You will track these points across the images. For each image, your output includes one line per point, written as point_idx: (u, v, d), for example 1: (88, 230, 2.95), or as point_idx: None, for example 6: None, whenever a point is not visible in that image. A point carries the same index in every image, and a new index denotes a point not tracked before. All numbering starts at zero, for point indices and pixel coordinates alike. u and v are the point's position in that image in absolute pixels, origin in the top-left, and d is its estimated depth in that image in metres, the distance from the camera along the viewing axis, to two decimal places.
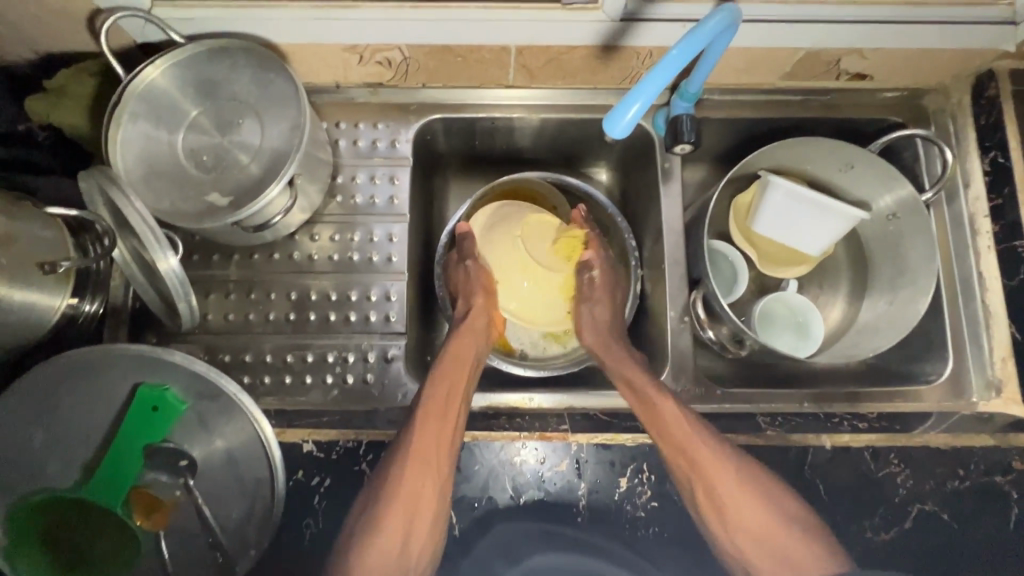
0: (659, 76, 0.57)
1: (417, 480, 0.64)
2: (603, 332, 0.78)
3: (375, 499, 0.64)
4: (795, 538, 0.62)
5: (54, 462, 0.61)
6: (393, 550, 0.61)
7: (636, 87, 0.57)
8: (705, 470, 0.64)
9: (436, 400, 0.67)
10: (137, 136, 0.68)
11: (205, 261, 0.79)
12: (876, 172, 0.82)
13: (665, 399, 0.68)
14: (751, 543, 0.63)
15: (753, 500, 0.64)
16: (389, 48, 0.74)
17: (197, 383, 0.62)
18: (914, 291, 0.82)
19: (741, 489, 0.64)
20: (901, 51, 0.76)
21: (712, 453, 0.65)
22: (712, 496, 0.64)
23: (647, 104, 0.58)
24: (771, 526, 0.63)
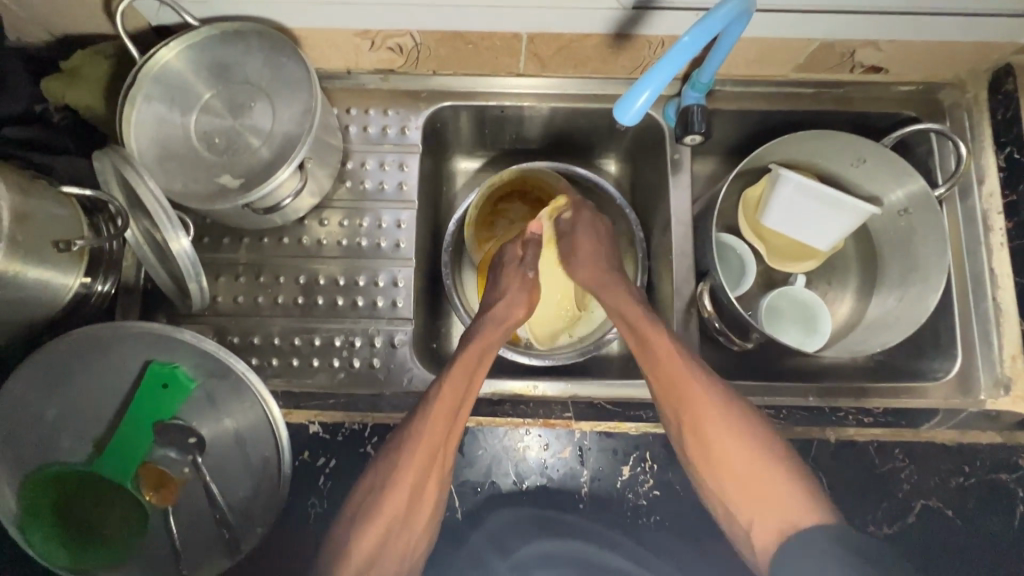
0: (671, 63, 0.56)
1: (423, 466, 0.63)
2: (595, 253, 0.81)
3: (378, 479, 0.64)
4: (777, 480, 0.62)
5: (66, 436, 0.62)
6: (393, 528, 0.62)
7: (647, 74, 0.57)
8: (692, 410, 0.65)
9: (454, 394, 0.67)
10: (150, 118, 0.69)
11: (216, 244, 0.80)
12: (888, 167, 0.81)
13: (660, 338, 0.69)
14: (732, 483, 0.63)
15: (744, 449, 0.64)
16: (401, 34, 0.74)
17: (207, 361, 0.62)
18: (923, 287, 0.81)
19: (724, 431, 0.65)
20: (917, 43, 0.75)
21: (705, 396, 0.66)
22: (697, 436, 0.65)
23: (657, 93, 0.58)
24: (754, 467, 0.63)
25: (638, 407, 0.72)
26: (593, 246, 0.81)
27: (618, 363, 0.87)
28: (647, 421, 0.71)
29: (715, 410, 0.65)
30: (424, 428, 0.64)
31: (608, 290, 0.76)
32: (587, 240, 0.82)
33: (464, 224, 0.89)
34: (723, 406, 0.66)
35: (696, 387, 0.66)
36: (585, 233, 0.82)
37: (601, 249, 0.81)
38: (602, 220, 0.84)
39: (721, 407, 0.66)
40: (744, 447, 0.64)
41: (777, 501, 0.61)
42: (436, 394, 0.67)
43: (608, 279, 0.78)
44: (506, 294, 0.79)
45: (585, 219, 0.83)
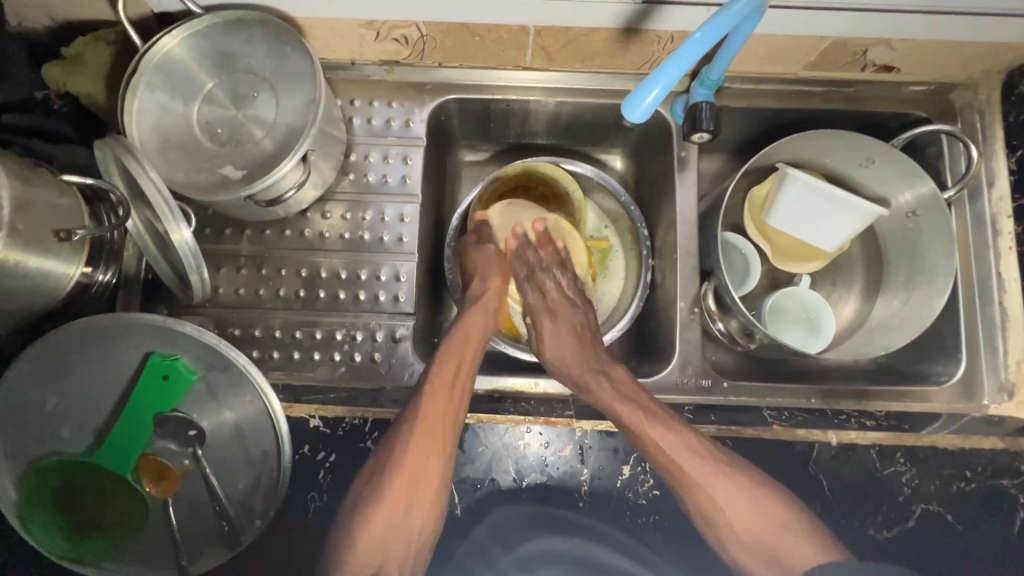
0: (681, 60, 0.55)
1: (419, 451, 0.65)
2: (563, 359, 0.73)
3: (379, 465, 0.66)
4: (785, 539, 0.62)
5: (66, 426, 0.62)
6: (396, 515, 0.64)
7: (656, 71, 0.56)
8: (696, 482, 0.64)
9: (444, 377, 0.68)
10: (152, 107, 0.68)
11: (217, 235, 0.79)
12: (898, 168, 0.80)
13: (652, 426, 0.65)
14: (743, 543, 0.64)
15: (762, 520, 0.63)
16: (406, 25, 0.73)
17: (207, 354, 0.62)
18: (930, 290, 0.80)
19: (728, 496, 0.64)
20: (931, 42, 0.74)
21: (716, 477, 0.64)
22: (706, 501, 0.64)
23: (667, 89, 0.57)
24: (763, 527, 0.63)
25: None
26: (564, 343, 0.75)
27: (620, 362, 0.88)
28: None
29: (728, 488, 0.64)
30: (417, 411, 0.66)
31: (591, 386, 0.70)
32: (559, 341, 0.75)
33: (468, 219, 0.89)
34: (725, 467, 0.65)
35: (696, 463, 0.64)
36: (553, 326, 0.77)
37: (575, 345, 0.75)
38: (568, 317, 0.78)
39: (724, 473, 0.64)
40: (752, 508, 0.63)
41: (786, 559, 0.62)
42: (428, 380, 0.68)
43: (588, 377, 0.71)
44: (475, 270, 0.81)
45: (544, 322, 0.79)
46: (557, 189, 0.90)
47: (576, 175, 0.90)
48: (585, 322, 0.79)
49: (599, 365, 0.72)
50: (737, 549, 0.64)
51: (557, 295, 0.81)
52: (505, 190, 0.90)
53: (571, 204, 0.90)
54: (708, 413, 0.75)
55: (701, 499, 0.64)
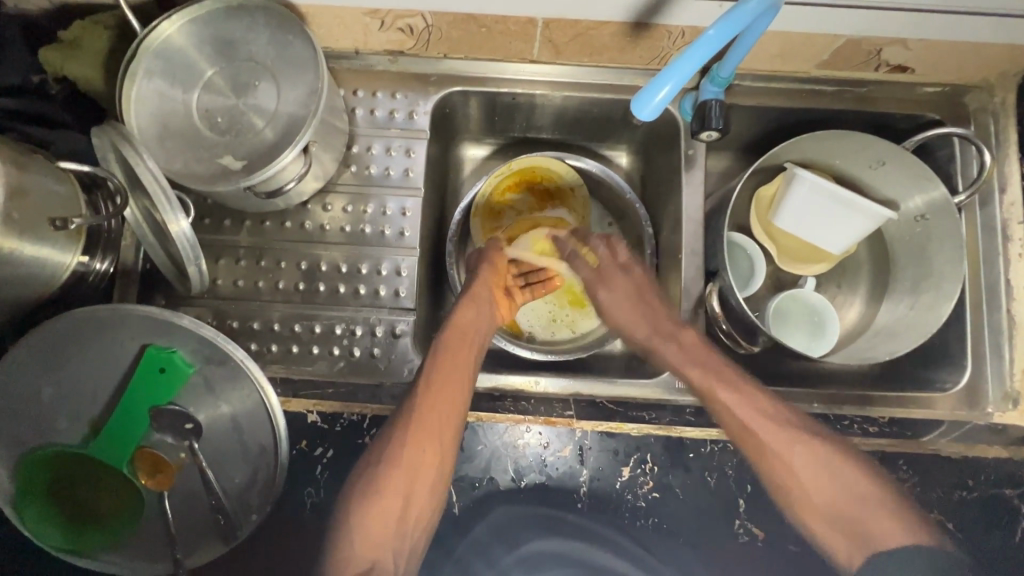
0: (698, 54, 0.52)
1: (414, 449, 0.65)
2: (639, 312, 0.79)
3: (372, 462, 0.66)
4: (865, 509, 0.62)
5: (62, 417, 0.61)
6: (394, 507, 0.65)
7: (671, 66, 0.53)
8: (771, 449, 0.66)
9: (437, 376, 0.68)
10: (150, 93, 0.66)
11: (216, 226, 0.78)
12: (908, 171, 0.79)
13: (721, 394, 0.70)
14: (823, 513, 0.64)
15: (835, 481, 0.64)
16: (412, 14, 0.71)
17: (203, 347, 0.61)
18: (938, 294, 0.79)
19: (805, 463, 0.65)
20: (947, 43, 0.72)
21: (792, 439, 0.67)
22: (785, 470, 0.66)
23: (680, 86, 0.54)
24: (842, 497, 0.64)
25: (642, 408, 0.72)
26: (625, 307, 0.81)
27: (621, 361, 0.87)
28: (648, 422, 0.70)
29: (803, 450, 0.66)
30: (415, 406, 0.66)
31: (662, 350, 0.75)
32: (620, 308, 0.81)
33: (472, 213, 0.89)
34: (802, 436, 0.67)
35: (770, 430, 0.67)
36: (610, 295, 0.83)
37: (639, 310, 0.80)
38: (634, 273, 0.83)
39: (798, 440, 0.66)
40: (829, 476, 0.65)
41: (869, 531, 0.61)
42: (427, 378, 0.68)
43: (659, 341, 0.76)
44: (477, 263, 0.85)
45: (610, 292, 0.83)
46: (561, 186, 0.90)
47: (580, 171, 0.90)
48: (644, 276, 0.83)
49: (667, 331, 0.76)
50: (819, 521, 0.65)
51: (608, 266, 0.84)
52: (508, 185, 0.89)
53: (575, 201, 0.91)
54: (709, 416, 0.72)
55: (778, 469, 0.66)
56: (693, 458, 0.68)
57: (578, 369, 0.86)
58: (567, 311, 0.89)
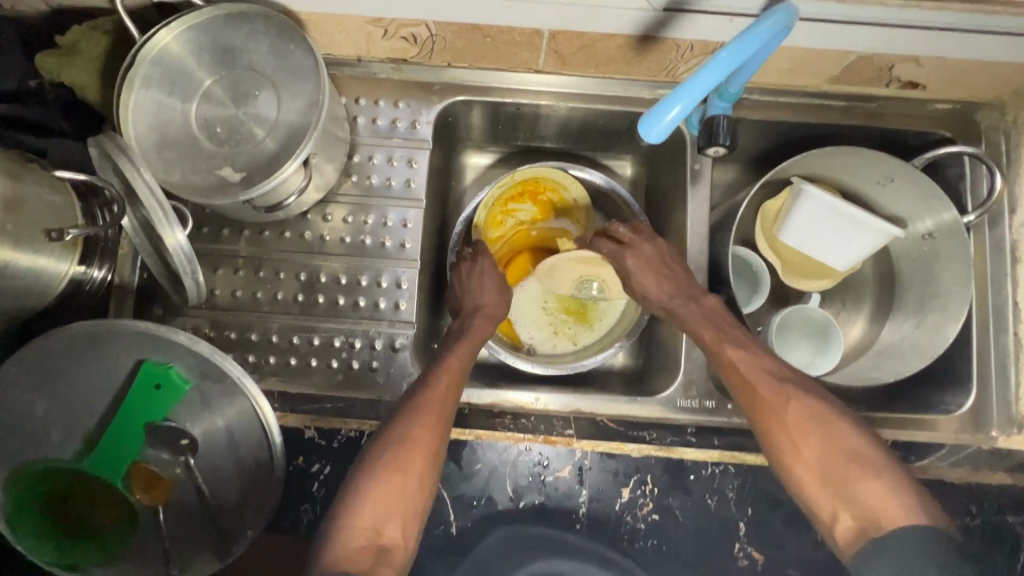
0: (705, 80, 0.51)
1: (429, 426, 0.63)
2: (664, 279, 0.76)
3: (384, 439, 0.62)
4: (858, 468, 0.59)
5: (56, 432, 0.61)
6: (400, 485, 0.60)
7: (677, 90, 0.52)
8: (772, 403, 0.64)
9: (452, 368, 0.69)
10: (149, 102, 0.65)
11: (215, 235, 0.77)
12: (917, 189, 0.78)
13: (728, 347, 0.68)
14: (820, 474, 0.60)
15: (832, 446, 0.61)
16: (416, 24, 0.70)
17: (199, 363, 0.60)
18: (943, 315, 0.78)
19: (804, 420, 0.62)
20: (960, 61, 0.71)
21: (794, 402, 0.63)
22: (779, 426, 0.63)
23: (689, 107, 0.52)
24: (835, 454, 0.60)
25: (643, 427, 0.70)
26: (653, 272, 0.77)
27: (621, 376, 0.87)
28: (650, 443, 0.69)
29: (803, 414, 0.63)
30: (428, 386, 0.66)
31: (681, 311, 0.74)
32: (649, 274, 0.77)
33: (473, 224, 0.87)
34: (795, 390, 0.65)
35: (769, 384, 0.65)
36: (637, 260, 0.77)
37: (664, 275, 0.76)
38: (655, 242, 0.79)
39: (796, 395, 0.64)
40: (825, 430, 0.61)
41: (859, 490, 0.57)
42: (445, 366, 0.69)
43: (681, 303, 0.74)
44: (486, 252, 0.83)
45: (634, 256, 0.78)
46: (564, 197, 0.89)
47: (582, 181, 0.89)
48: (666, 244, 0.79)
49: (689, 292, 0.75)
50: (811, 484, 0.61)
51: (633, 236, 0.80)
52: (511, 196, 0.88)
53: (580, 212, 0.89)
54: (711, 436, 0.70)
55: (774, 428, 0.63)
56: (693, 481, 0.68)
57: (578, 384, 0.85)
58: (570, 324, 0.88)
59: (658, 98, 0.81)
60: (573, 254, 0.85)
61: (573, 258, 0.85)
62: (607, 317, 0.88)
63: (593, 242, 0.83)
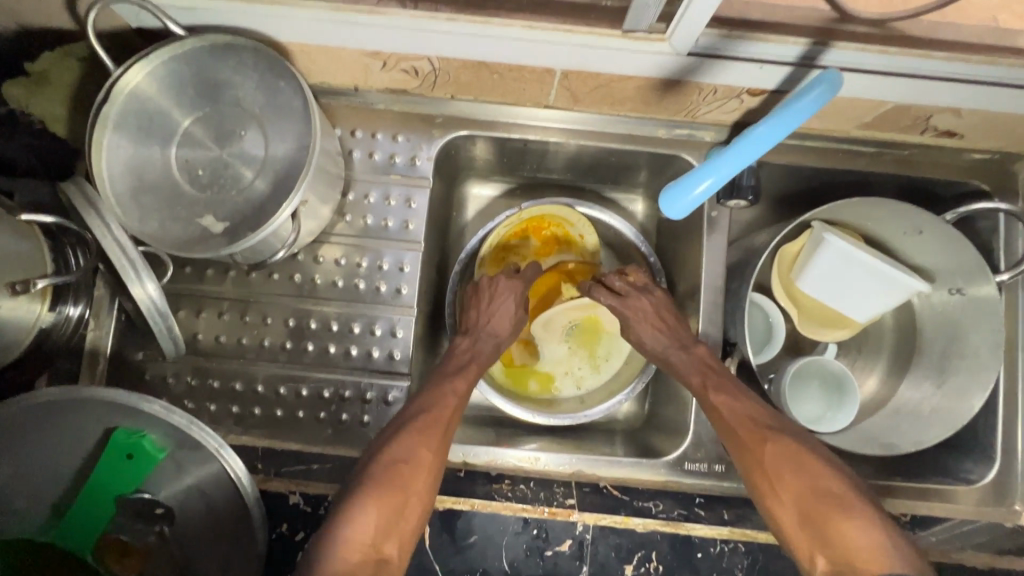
0: (737, 159, 0.53)
1: (432, 444, 0.60)
2: (665, 324, 0.73)
3: (386, 452, 0.59)
4: (836, 511, 0.55)
5: (21, 499, 0.56)
6: (392, 505, 0.55)
7: (709, 164, 0.54)
8: (751, 442, 0.61)
9: (459, 390, 0.66)
10: (124, 141, 0.59)
11: (199, 275, 0.72)
12: (948, 242, 0.72)
13: (711, 394, 0.65)
14: (799, 518, 0.56)
15: (806, 485, 0.57)
16: (417, 58, 0.64)
17: (175, 432, 0.56)
18: (968, 380, 0.74)
19: (782, 459, 0.59)
20: (1004, 114, 0.66)
21: (771, 442, 0.60)
22: (757, 467, 0.60)
23: (718, 183, 0.55)
24: (814, 495, 0.56)
25: (649, 498, 0.66)
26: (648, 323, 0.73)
27: (626, 428, 0.83)
28: (656, 516, 0.65)
29: (782, 451, 0.60)
30: (432, 405, 0.64)
31: (675, 361, 0.70)
32: (646, 328, 0.73)
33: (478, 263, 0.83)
34: (775, 432, 0.61)
35: (748, 425, 0.62)
36: (634, 313, 0.73)
37: (663, 328, 0.72)
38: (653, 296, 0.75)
39: (773, 435, 0.61)
40: (803, 471, 0.58)
41: (836, 535, 0.53)
42: (450, 387, 0.66)
43: (672, 350, 0.71)
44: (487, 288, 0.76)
45: (637, 305, 0.74)
46: (569, 232, 0.84)
47: (591, 220, 0.85)
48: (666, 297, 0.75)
49: (681, 340, 0.71)
50: (791, 528, 0.57)
51: (629, 287, 0.75)
52: (513, 233, 0.83)
53: (585, 248, 0.84)
54: (721, 509, 0.66)
55: (753, 469, 0.61)
56: (701, 559, 0.64)
57: (580, 436, 0.81)
58: (573, 365, 0.83)
59: (675, 138, 0.76)
60: (568, 304, 0.82)
61: (568, 307, 0.82)
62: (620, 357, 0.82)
63: (592, 291, 0.77)
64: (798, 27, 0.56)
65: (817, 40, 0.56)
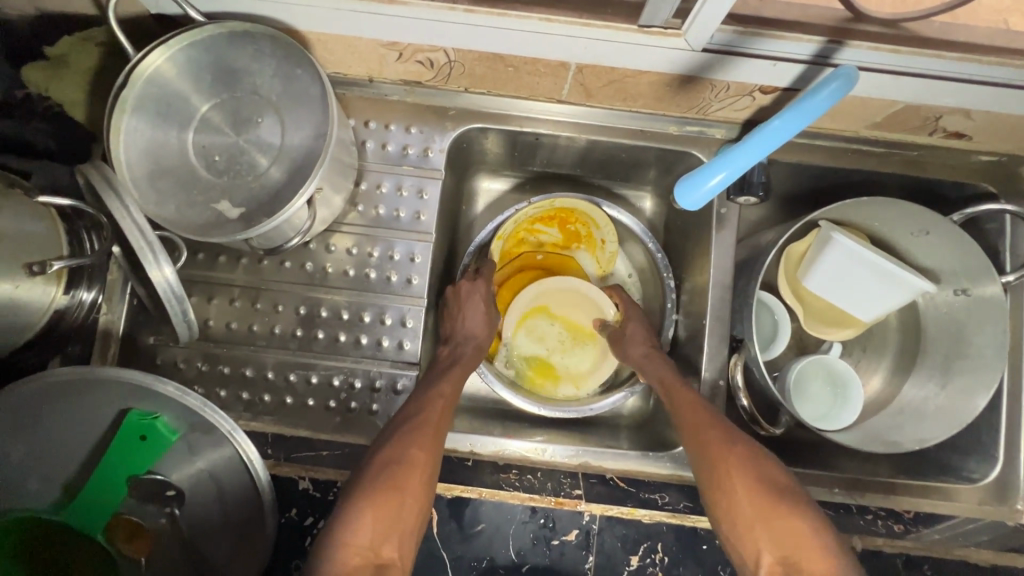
0: (753, 150, 0.54)
1: (428, 441, 0.60)
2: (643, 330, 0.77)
3: (381, 454, 0.59)
4: (795, 521, 0.54)
5: (33, 480, 0.56)
6: (391, 505, 0.54)
7: (724, 156, 0.56)
8: (720, 451, 0.60)
9: (446, 392, 0.66)
10: (142, 126, 0.60)
11: (211, 262, 0.73)
12: (954, 244, 0.73)
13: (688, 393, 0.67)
14: (758, 529, 0.54)
15: (764, 491, 0.56)
16: (434, 49, 0.65)
17: (191, 415, 0.57)
18: (972, 379, 0.75)
19: (747, 469, 0.58)
20: (1014, 116, 0.67)
21: (734, 448, 0.60)
22: (718, 469, 0.60)
23: (732, 176, 0.56)
24: (776, 505, 0.55)
25: (655, 490, 0.67)
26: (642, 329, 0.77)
27: (631, 422, 0.83)
28: (662, 507, 0.66)
29: (744, 457, 0.59)
30: (427, 406, 0.64)
31: (647, 366, 0.73)
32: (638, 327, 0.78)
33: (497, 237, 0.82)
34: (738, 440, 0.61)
35: (715, 431, 0.62)
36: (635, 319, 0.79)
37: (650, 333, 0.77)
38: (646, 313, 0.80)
39: (737, 442, 0.61)
40: (766, 480, 0.57)
41: (795, 545, 0.52)
42: (438, 390, 0.66)
43: (652, 358, 0.74)
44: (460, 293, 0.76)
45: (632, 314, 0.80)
46: (593, 234, 0.85)
47: (614, 224, 0.85)
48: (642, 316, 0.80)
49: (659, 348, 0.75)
50: (749, 540, 0.55)
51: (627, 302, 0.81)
52: (541, 216, 0.84)
53: (603, 254, 0.86)
54: None
55: (712, 470, 0.60)
56: (706, 550, 0.65)
57: (586, 429, 0.82)
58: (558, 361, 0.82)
59: (686, 135, 0.76)
60: (540, 283, 0.82)
61: (539, 285, 0.82)
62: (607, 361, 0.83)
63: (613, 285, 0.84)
64: (812, 25, 0.57)
65: (832, 39, 0.56)
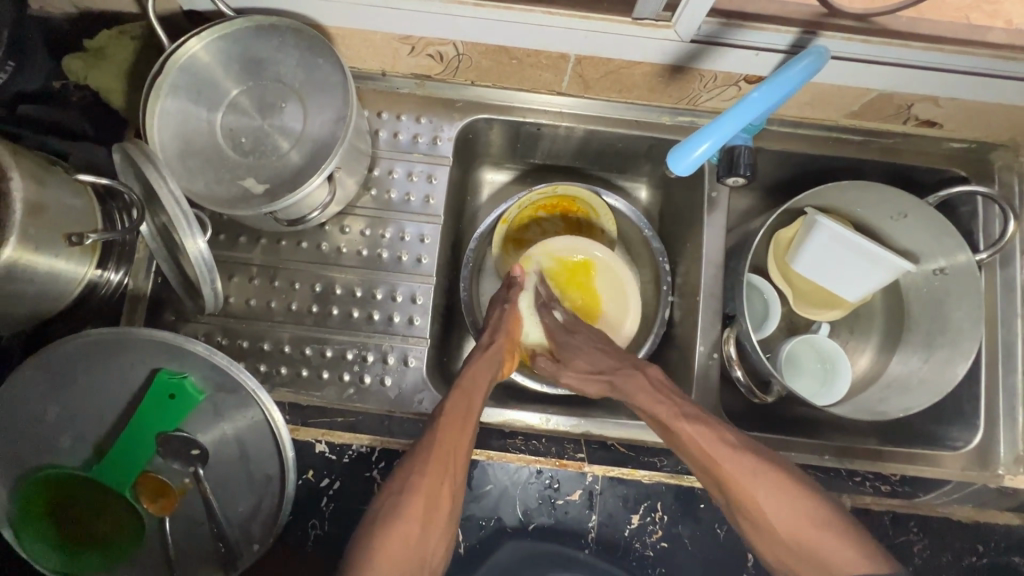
0: (738, 116, 0.59)
1: (440, 485, 0.59)
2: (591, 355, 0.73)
3: (385, 511, 0.58)
4: (821, 534, 0.54)
5: (66, 438, 0.60)
6: (413, 534, 0.56)
7: (712, 126, 0.59)
8: (729, 482, 0.58)
9: (464, 410, 0.64)
10: (175, 110, 0.65)
11: (231, 242, 0.77)
12: (929, 224, 0.78)
13: (677, 414, 0.63)
14: (792, 554, 0.55)
15: (778, 502, 0.56)
16: (443, 43, 0.70)
17: (216, 374, 0.60)
18: (952, 352, 0.79)
19: (761, 496, 0.56)
20: (979, 103, 0.73)
21: (742, 464, 0.58)
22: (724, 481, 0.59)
23: (717, 145, 0.60)
24: (797, 526, 0.55)
25: (654, 453, 0.70)
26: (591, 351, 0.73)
27: None
28: (661, 469, 0.69)
29: (754, 473, 0.57)
30: (443, 433, 0.61)
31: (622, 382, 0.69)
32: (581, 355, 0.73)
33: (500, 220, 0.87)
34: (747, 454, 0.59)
35: (722, 450, 0.59)
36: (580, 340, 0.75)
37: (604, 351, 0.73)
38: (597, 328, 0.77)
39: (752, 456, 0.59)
40: (782, 500, 0.56)
41: (827, 562, 0.53)
42: (443, 413, 0.63)
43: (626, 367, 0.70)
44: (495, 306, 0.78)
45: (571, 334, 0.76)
46: (593, 223, 0.89)
47: (615, 214, 0.89)
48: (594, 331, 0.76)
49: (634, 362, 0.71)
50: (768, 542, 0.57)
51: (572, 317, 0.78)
52: (545, 204, 0.88)
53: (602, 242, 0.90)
54: None
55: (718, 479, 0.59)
56: (704, 509, 0.67)
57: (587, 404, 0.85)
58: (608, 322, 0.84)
59: (677, 124, 0.82)
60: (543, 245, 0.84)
61: (543, 246, 0.84)
62: (621, 322, 0.83)
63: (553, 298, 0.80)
64: (788, 19, 0.63)
65: (807, 30, 0.62)
